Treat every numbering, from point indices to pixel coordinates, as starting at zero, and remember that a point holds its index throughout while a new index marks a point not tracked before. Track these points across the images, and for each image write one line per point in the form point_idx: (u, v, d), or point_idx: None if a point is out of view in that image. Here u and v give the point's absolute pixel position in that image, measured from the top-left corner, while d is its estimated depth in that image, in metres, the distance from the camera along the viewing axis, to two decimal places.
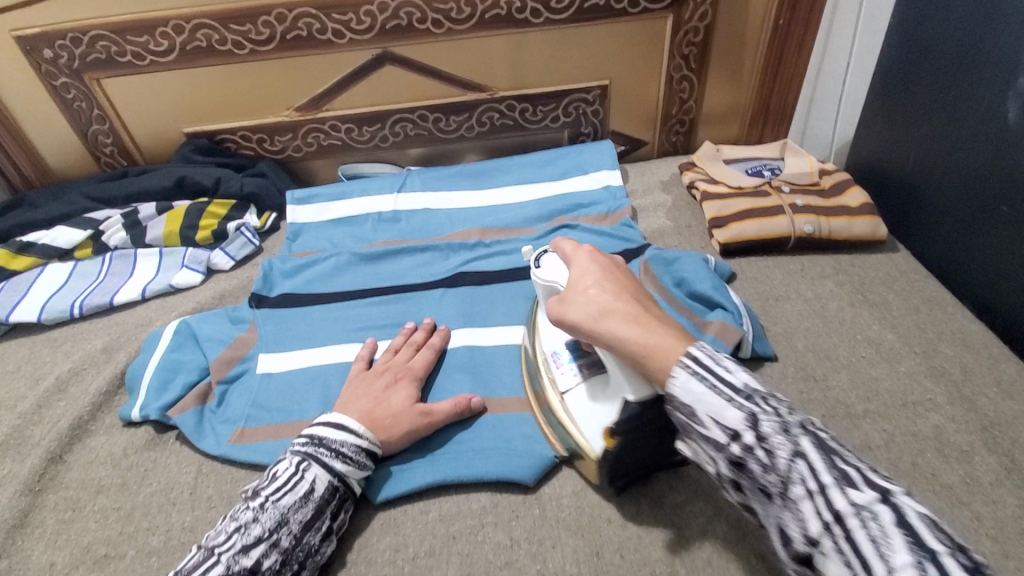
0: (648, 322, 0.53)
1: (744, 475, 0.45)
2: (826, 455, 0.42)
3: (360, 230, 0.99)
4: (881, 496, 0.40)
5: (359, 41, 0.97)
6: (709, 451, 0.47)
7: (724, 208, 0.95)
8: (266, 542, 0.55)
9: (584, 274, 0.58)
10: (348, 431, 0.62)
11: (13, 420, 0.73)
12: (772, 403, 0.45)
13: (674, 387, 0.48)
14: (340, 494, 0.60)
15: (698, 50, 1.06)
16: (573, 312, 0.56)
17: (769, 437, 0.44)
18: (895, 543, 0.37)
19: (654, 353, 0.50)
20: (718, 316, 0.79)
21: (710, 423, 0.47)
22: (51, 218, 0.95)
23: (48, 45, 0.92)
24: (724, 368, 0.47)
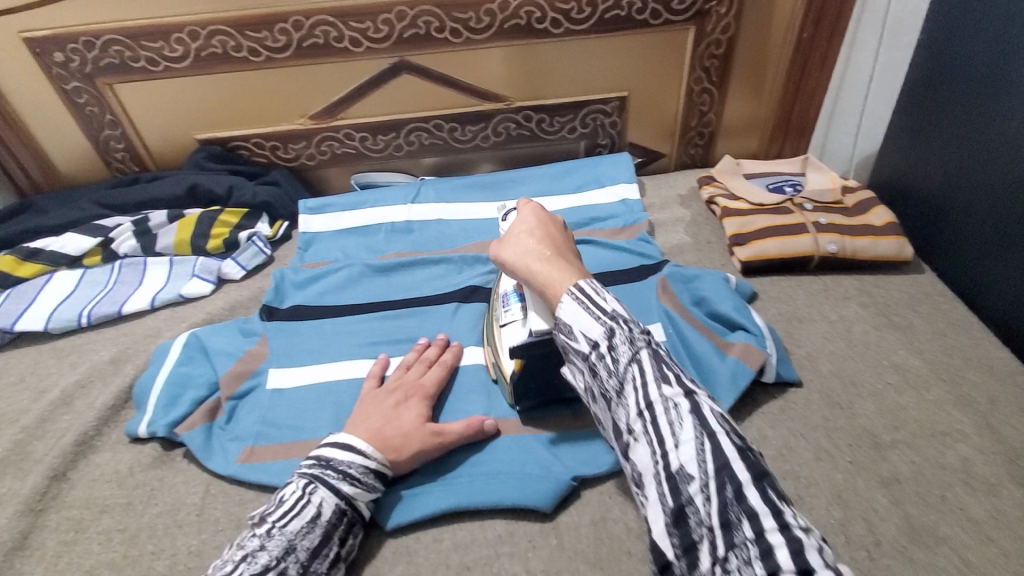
0: (557, 261, 0.57)
1: (596, 378, 0.51)
2: (658, 362, 0.48)
3: (373, 241, 0.98)
4: (686, 393, 0.46)
5: (376, 49, 0.95)
6: (578, 362, 0.53)
7: (745, 225, 0.93)
8: (274, 571, 0.52)
9: (522, 222, 0.63)
10: (356, 451, 0.60)
11: (16, 434, 0.71)
12: (631, 322, 0.50)
13: (559, 311, 0.53)
14: (347, 518, 0.58)
15: (719, 63, 1.03)
16: (501, 253, 0.62)
17: (617, 346, 0.49)
18: (685, 425, 0.45)
19: (549, 285, 0.56)
20: (740, 337, 0.77)
21: (580, 337, 0.51)
22: (61, 224, 0.93)
23: (61, 49, 0.91)
24: (602, 298, 0.51)
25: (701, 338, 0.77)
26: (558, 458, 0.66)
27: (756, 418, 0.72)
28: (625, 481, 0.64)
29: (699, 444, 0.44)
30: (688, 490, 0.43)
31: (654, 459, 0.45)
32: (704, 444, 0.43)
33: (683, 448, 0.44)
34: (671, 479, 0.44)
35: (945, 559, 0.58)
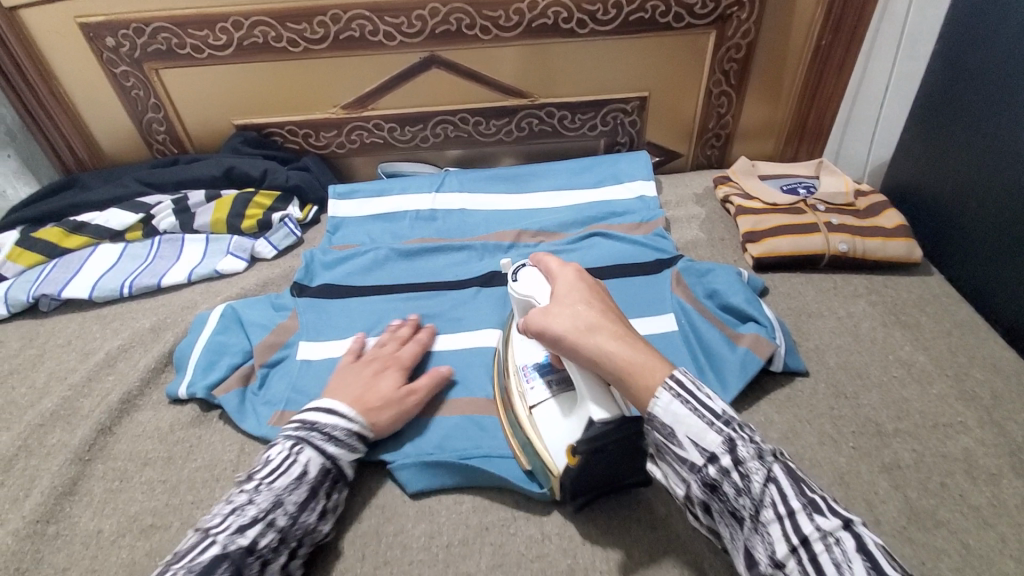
0: (629, 340, 0.55)
1: (716, 496, 0.48)
2: (793, 480, 0.46)
3: (398, 227, 1.02)
4: (843, 523, 0.44)
5: (409, 44, 0.99)
6: (683, 471, 0.49)
7: (758, 223, 0.96)
8: (262, 522, 0.54)
9: (569, 291, 0.60)
10: (339, 414, 0.63)
11: (65, 391, 0.76)
12: (747, 431, 0.49)
13: (657, 410, 0.50)
14: (331, 476, 0.61)
15: (738, 67, 1.07)
16: (555, 325, 0.57)
17: (746, 461, 0.47)
18: (857, 567, 0.41)
19: (634, 371, 0.53)
20: (750, 329, 0.79)
21: (687, 443, 0.49)
22: (105, 200, 0.98)
23: (112, 34, 0.96)
24: (706, 395, 0.50)
25: (711, 329, 0.81)
26: None
27: (764, 404, 0.75)
28: None
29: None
30: None
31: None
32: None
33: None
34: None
35: (942, 540, 0.61)
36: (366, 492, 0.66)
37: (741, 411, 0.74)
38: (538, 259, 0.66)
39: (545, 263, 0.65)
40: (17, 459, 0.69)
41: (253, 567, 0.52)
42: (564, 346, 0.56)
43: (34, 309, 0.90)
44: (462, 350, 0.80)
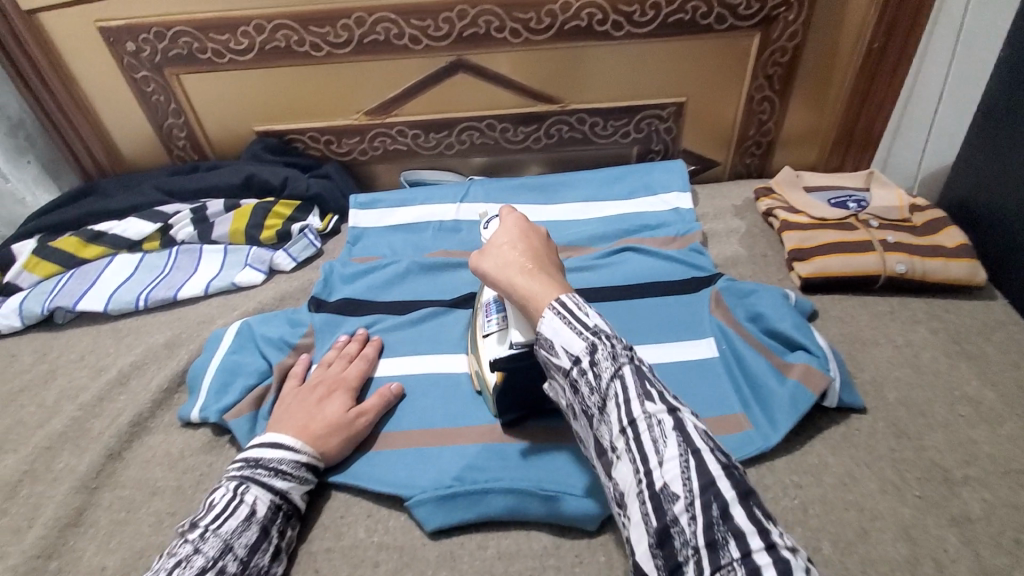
0: (537, 275, 0.58)
1: (577, 394, 0.53)
2: (639, 378, 0.50)
3: (420, 239, 0.98)
4: (668, 409, 0.48)
5: (434, 48, 0.95)
6: (560, 378, 0.54)
7: (805, 240, 0.89)
8: (213, 570, 0.52)
9: (503, 231, 0.63)
10: (286, 447, 0.61)
11: (74, 411, 0.73)
12: (611, 338, 0.52)
13: (540, 328, 0.54)
14: (283, 512, 0.59)
15: (783, 71, 1.00)
16: (481, 264, 0.62)
17: (600, 363, 0.51)
18: (670, 443, 0.47)
19: (532, 300, 0.56)
20: (800, 358, 0.73)
21: (561, 352, 0.53)
22: (123, 208, 0.96)
23: (133, 38, 0.94)
24: (584, 313, 0.53)
25: (757, 358, 0.74)
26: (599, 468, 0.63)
27: (817, 444, 0.68)
28: None
29: (683, 462, 0.46)
30: (672, 506, 0.45)
31: (638, 477, 0.47)
32: (689, 463, 0.46)
33: (668, 466, 0.46)
34: (656, 496, 0.46)
35: None
36: (383, 531, 0.62)
37: (792, 450, 0.68)
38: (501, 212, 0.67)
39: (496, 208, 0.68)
40: (24, 484, 0.66)
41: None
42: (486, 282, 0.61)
43: (50, 322, 0.88)
44: None
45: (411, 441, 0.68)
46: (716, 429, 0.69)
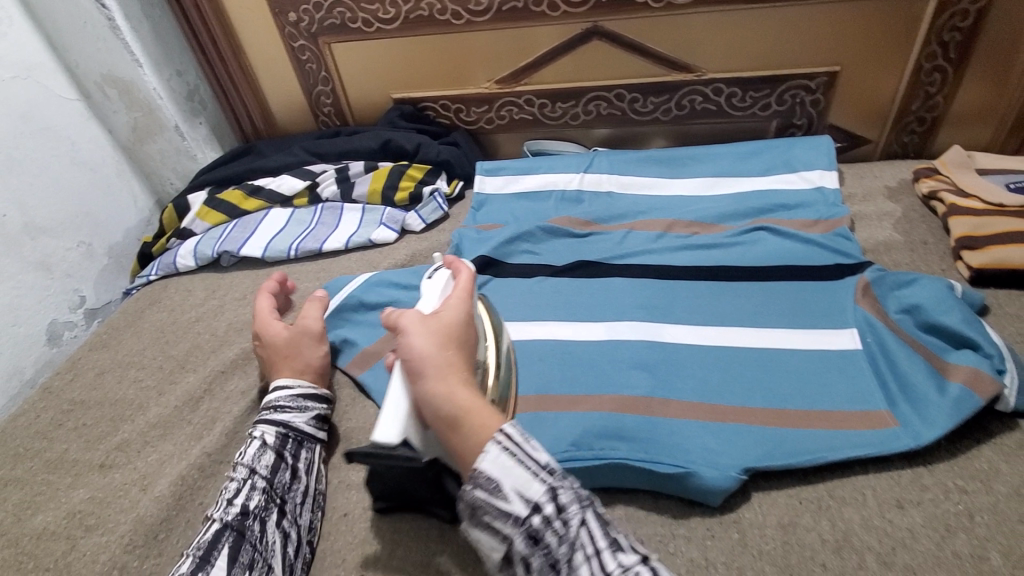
0: (473, 391, 0.54)
1: (536, 547, 0.45)
2: (602, 521, 0.46)
3: (543, 207, 0.99)
4: (644, 559, 0.44)
5: (573, 14, 0.94)
6: (506, 528, 0.47)
7: (979, 227, 0.80)
8: (245, 488, 0.59)
9: (450, 318, 0.59)
10: (280, 387, 0.68)
11: (243, 345, 0.83)
12: (567, 480, 0.49)
13: (482, 463, 0.48)
14: (293, 438, 0.65)
15: (962, 37, 0.88)
16: (418, 343, 0.56)
17: (565, 507, 0.46)
18: None
19: (473, 415, 0.52)
20: (965, 359, 0.65)
21: (511, 496, 0.47)
22: (278, 167, 1.06)
23: (294, 9, 1.01)
24: (533, 447, 0.49)
25: (911, 357, 0.67)
26: (722, 446, 0.63)
27: (986, 448, 0.61)
28: (812, 491, 0.60)
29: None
30: None
31: None
32: None
33: None
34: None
35: None
36: None
37: (955, 452, 0.61)
38: (455, 265, 0.68)
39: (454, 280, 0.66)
40: (203, 399, 0.76)
41: (254, 525, 0.57)
42: (415, 365, 0.55)
43: (216, 264, 1.00)
44: (605, 341, 0.76)
45: (529, 404, 0.70)
46: (854, 422, 0.63)
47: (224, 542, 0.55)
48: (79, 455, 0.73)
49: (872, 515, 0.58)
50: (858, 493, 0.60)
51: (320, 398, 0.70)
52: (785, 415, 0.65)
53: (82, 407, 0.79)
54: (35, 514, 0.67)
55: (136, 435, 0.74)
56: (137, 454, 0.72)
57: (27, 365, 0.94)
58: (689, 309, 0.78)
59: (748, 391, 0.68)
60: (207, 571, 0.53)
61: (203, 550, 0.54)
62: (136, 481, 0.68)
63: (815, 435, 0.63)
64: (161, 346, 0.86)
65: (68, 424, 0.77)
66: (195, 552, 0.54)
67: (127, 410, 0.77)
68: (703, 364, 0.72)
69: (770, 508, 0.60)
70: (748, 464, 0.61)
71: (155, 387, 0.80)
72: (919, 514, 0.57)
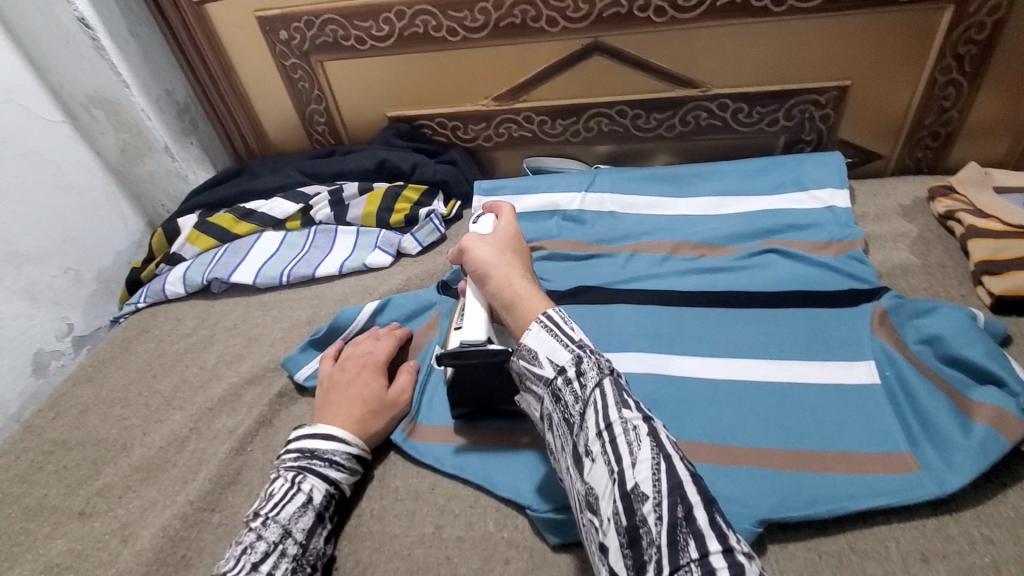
0: (527, 283, 0.61)
1: (558, 403, 0.51)
2: (619, 388, 0.50)
3: (544, 228, 0.95)
4: (642, 415, 0.48)
5: (572, 29, 0.91)
6: (539, 389, 0.53)
7: (1000, 251, 0.76)
8: (275, 553, 0.54)
9: (505, 236, 0.68)
10: (340, 443, 0.63)
11: (232, 379, 0.80)
12: (596, 351, 0.52)
13: (527, 336, 0.54)
14: (333, 500, 0.62)
15: (979, 49, 0.85)
16: (478, 252, 0.65)
17: (585, 371, 0.50)
18: (642, 444, 0.46)
19: (523, 300, 0.59)
20: (991, 395, 0.61)
21: (545, 362, 0.52)
22: (270, 188, 1.03)
23: (285, 27, 0.98)
24: (569, 326, 0.54)
25: (932, 393, 0.64)
26: (736, 493, 0.59)
27: (1015, 494, 0.58)
28: (830, 541, 0.57)
29: (655, 464, 0.45)
30: (643, 510, 0.43)
31: (611, 477, 0.45)
32: (659, 465, 0.45)
33: (640, 467, 0.45)
34: (625, 498, 0.44)
35: None
36: (512, 528, 0.61)
37: (982, 498, 0.58)
38: (498, 207, 0.74)
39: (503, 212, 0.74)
40: (189, 440, 0.73)
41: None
42: (478, 267, 0.64)
43: (206, 291, 0.97)
44: None
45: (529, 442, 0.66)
46: (874, 465, 0.60)
47: None
48: (59, 502, 0.70)
49: (895, 570, 0.54)
50: (879, 544, 0.56)
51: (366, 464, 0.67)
52: (800, 457, 0.62)
53: (64, 448, 0.76)
54: (13, 567, 0.64)
55: (119, 480, 0.70)
56: (118, 500, 0.68)
57: (12, 399, 0.91)
58: (696, 339, 0.75)
59: (760, 430, 0.64)
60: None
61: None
62: (117, 532, 0.65)
63: (833, 480, 0.59)
64: (147, 381, 0.83)
65: (50, 467, 0.74)
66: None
67: (110, 451, 0.74)
68: (714, 399, 0.68)
69: (786, 561, 0.56)
70: (763, 514, 0.57)
71: (140, 426, 0.77)
72: (946, 568, 0.54)
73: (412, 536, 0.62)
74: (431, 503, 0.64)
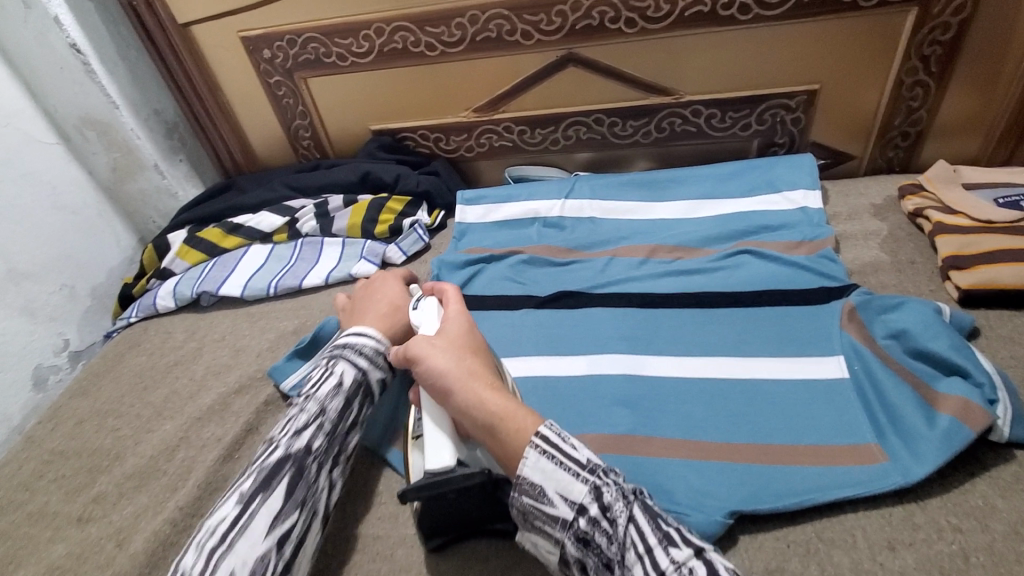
0: (501, 393, 0.56)
1: (588, 548, 0.48)
2: (649, 517, 0.48)
3: (525, 234, 0.98)
4: (694, 552, 0.46)
5: (546, 42, 0.94)
6: (557, 531, 0.49)
7: (967, 246, 0.78)
8: (313, 424, 0.60)
9: (457, 337, 0.62)
10: (367, 339, 0.68)
11: (222, 389, 0.81)
12: (610, 476, 0.50)
13: (525, 470, 0.50)
14: (363, 389, 0.66)
15: (943, 50, 0.87)
16: (438, 362, 0.58)
17: (611, 505, 0.48)
18: None
19: (509, 419, 0.53)
20: (956, 387, 0.62)
21: (556, 499, 0.49)
22: (258, 203, 1.05)
23: (268, 46, 1.01)
24: (569, 445, 0.51)
25: (899, 386, 0.65)
26: (710, 488, 0.61)
27: (980, 482, 0.59)
28: (800, 531, 0.58)
29: None
30: None
31: None
32: None
33: None
34: None
35: None
36: (491, 529, 0.62)
37: (949, 487, 0.59)
38: (443, 291, 0.70)
39: (447, 297, 0.68)
40: (180, 448, 0.75)
41: (313, 464, 0.58)
42: (441, 383, 0.57)
43: (197, 304, 0.99)
44: (587, 376, 0.74)
45: None
46: (842, 457, 0.61)
47: (282, 474, 0.56)
48: (58, 508, 0.71)
49: (863, 559, 0.55)
50: (849, 534, 0.57)
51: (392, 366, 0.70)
52: (770, 452, 0.63)
53: (61, 457, 0.77)
54: (12, 572, 0.65)
55: (113, 488, 0.72)
56: (113, 506, 0.70)
57: (14, 411, 0.93)
58: (672, 340, 0.77)
59: (733, 426, 0.66)
60: (267, 495, 0.54)
61: (265, 476, 0.55)
62: (111, 536, 0.66)
63: (802, 474, 0.61)
64: (139, 392, 0.85)
65: (48, 476, 0.75)
66: (259, 473, 0.56)
67: (104, 460, 0.76)
68: (689, 396, 0.70)
69: (758, 553, 0.57)
70: (735, 507, 0.58)
71: (133, 435, 0.78)
72: (912, 556, 0.55)
73: (394, 537, 0.63)
74: (413, 506, 0.66)
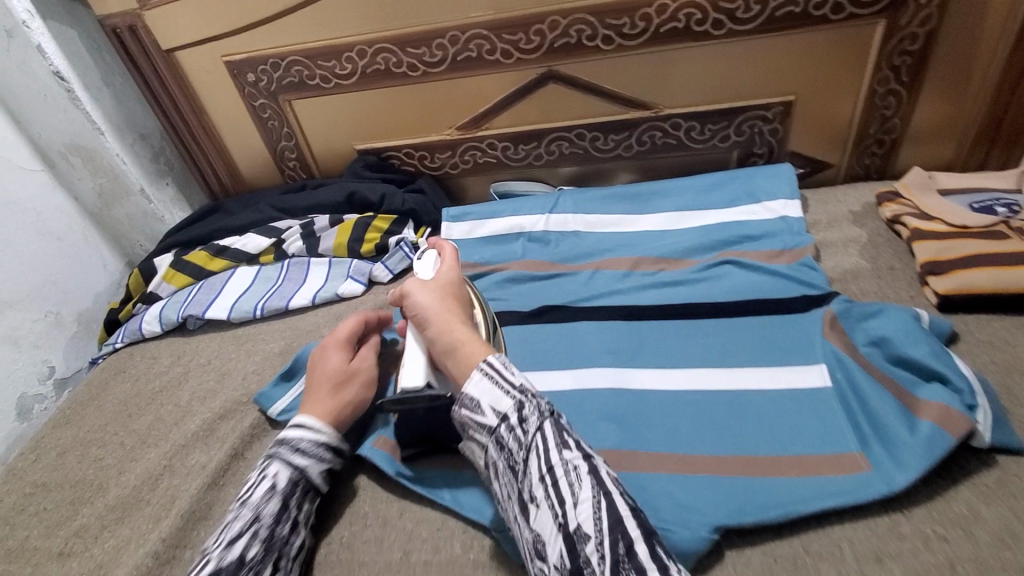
0: (468, 329, 0.63)
1: (502, 451, 0.55)
2: (556, 430, 0.54)
3: (510, 249, 0.98)
4: (583, 455, 0.52)
5: (526, 60, 0.95)
6: (483, 436, 0.56)
7: (944, 251, 0.79)
8: (247, 533, 0.56)
9: (446, 281, 0.70)
10: (303, 427, 0.64)
11: (208, 414, 0.81)
12: (535, 395, 0.56)
13: (468, 386, 0.57)
14: (302, 487, 0.62)
15: (913, 60, 0.89)
16: (421, 297, 0.66)
17: (527, 418, 0.54)
18: (585, 484, 0.50)
19: (466, 347, 0.60)
20: (936, 393, 0.63)
21: (487, 411, 0.55)
22: (245, 225, 1.06)
23: (252, 70, 1.02)
24: (509, 371, 0.57)
25: (882, 395, 0.66)
26: (694, 502, 0.61)
27: (963, 489, 0.59)
28: (785, 544, 0.58)
29: (596, 502, 0.49)
30: (586, 549, 0.47)
31: (555, 521, 0.49)
32: (600, 503, 0.49)
33: (582, 508, 0.49)
34: (569, 538, 0.48)
35: None
36: (479, 549, 0.62)
37: (933, 495, 0.59)
38: (440, 245, 0.77)
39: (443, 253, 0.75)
40: (163, 477, 0.74)
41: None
42: (420, 314, 0.65)
43: (183, 328, 0.99)
44: (573, 390, 0.74)
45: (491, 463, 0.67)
46: (826, 468, 0.62)
47: None
48: (40, 542, 0.71)
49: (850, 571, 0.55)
50: (834, 546, 0.57)
51: (337, 450, 0.66)
52: (754, 464, 0.63)
53: (44, 489, 0.77)
54: None
55: (95, 520, 0.71)
56: (95, 539, 0.69)
57: None
58: (656, 352, 0.77)
59: (717, 438, 0.66)
60: None
61: None
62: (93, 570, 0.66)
63: (786, 485, 0.61)
64: (123, 420, 0.84)
65: (30, 509, 0.75)
66: None
67: (87, 492, 0.75)
68: (671, 409, 0.70)
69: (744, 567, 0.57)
70: (718, 522, 0.58)
71: (117, 465, 0.78)
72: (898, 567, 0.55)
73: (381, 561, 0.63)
74: (399, 527, 0.65)
